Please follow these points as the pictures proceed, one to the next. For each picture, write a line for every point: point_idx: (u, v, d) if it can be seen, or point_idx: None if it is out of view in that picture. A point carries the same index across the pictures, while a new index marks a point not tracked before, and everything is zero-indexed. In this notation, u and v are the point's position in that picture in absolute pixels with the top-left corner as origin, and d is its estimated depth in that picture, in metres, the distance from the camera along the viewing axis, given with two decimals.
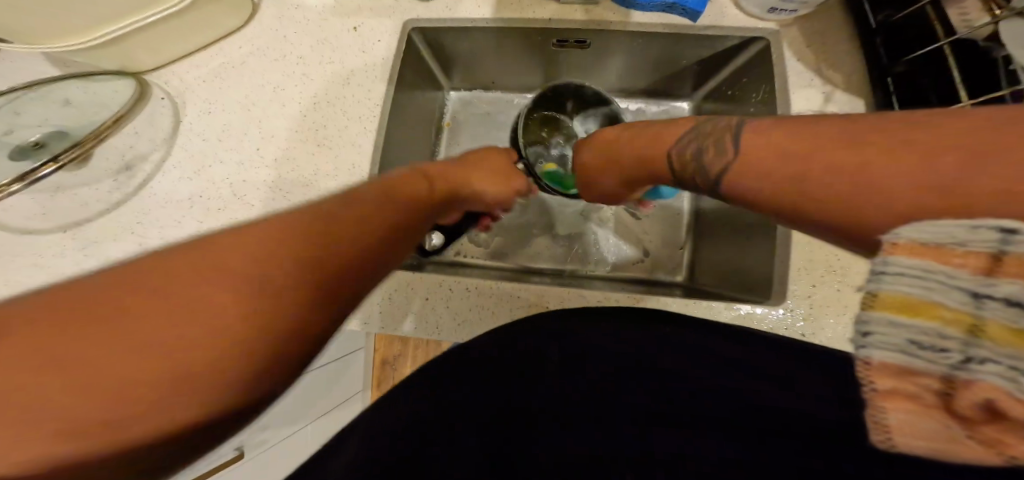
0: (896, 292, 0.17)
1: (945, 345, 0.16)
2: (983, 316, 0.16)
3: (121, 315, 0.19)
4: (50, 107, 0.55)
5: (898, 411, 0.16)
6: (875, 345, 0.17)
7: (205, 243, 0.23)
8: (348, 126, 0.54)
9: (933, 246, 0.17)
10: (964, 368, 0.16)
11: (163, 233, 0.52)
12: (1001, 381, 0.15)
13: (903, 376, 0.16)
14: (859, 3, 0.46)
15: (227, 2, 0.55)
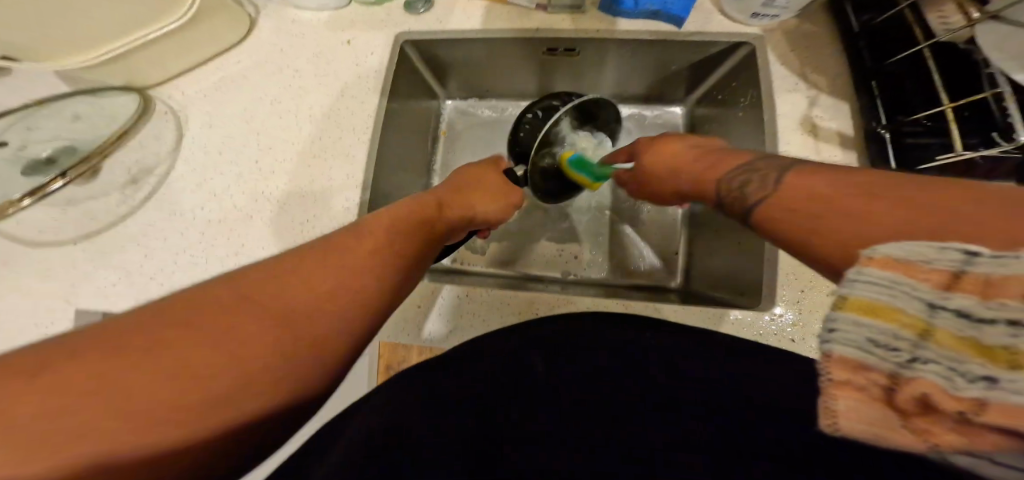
0: (864, 296, 0.17)
1: (896, 344, 0.16)
2: (936, 323, 0.15)
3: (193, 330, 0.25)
4: (60, 122, 0.58)
5: (845, 399, 0.16)
6: (836, 340, 0.17)
7: (249, 280, 0.30)
8: (342, 137, 0.56)
9: (903, 261, 0.17)
10: (908, 367, 0.15)
11: (168, 244, 0.53)
12: (938, 378, 0.15)
13: (857, 369, 0.16)
14: (843, 6, 0.47)
15: (224, 18, 0.57)
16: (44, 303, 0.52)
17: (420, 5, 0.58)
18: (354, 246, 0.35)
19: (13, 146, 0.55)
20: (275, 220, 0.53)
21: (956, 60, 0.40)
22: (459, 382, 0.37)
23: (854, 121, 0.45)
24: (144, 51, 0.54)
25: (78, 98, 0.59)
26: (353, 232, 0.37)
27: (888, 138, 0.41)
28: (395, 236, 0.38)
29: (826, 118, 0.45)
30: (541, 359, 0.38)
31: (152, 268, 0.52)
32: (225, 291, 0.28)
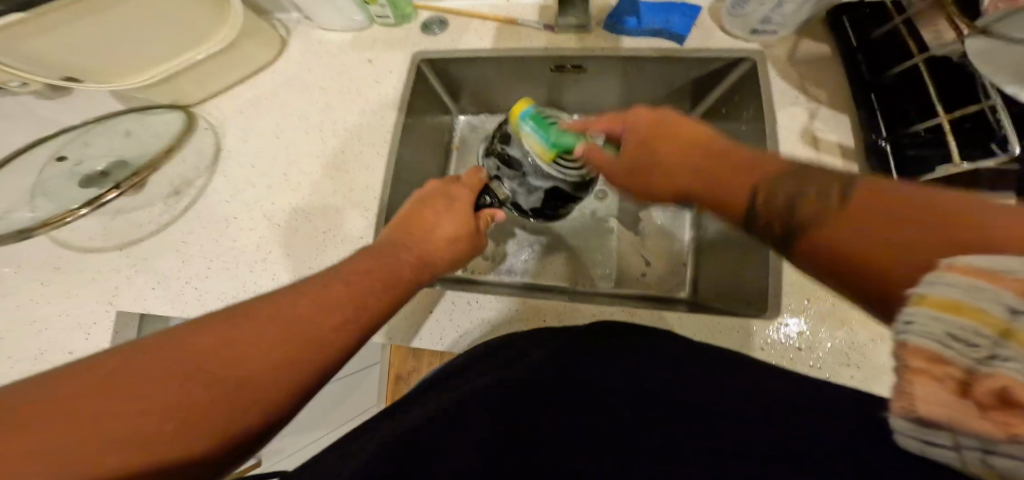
0: (943, 295, 0.17)
1: (975, 341, 0.16)
2: (1023, 322, 0.15)
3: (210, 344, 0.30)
4: (113, 138, 0.64)
5: (921, 385, 0.17)
6: (913, 331, 0.17)
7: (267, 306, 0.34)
8: (362, 150, 0.60)
9: (987, 270, 0.17)
10: (986, 364, 0.16)
11: (204, 250, 0.58)
12: (1016, 375, 0.15)
13: (933, 360, 0.17)
14: (841, 23, 0.48)
15: (260, 40, 0.63)
16: (93, 304, 0.58)
17: (436, 26, 0.63)
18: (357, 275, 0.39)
19: (71, 161, 0.62)
20: (300, 229, 0.57)
21: (949, 71, 0.41)
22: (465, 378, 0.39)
23: (853, 133, 0.46)
24: (184, 75, 0.60)
25: (130, 116, 0.65)
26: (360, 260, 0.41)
27: (890, 150, 0.42)
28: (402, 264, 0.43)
29: (826, 129, 0.46)
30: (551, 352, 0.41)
31: (189, 273, 0.57)
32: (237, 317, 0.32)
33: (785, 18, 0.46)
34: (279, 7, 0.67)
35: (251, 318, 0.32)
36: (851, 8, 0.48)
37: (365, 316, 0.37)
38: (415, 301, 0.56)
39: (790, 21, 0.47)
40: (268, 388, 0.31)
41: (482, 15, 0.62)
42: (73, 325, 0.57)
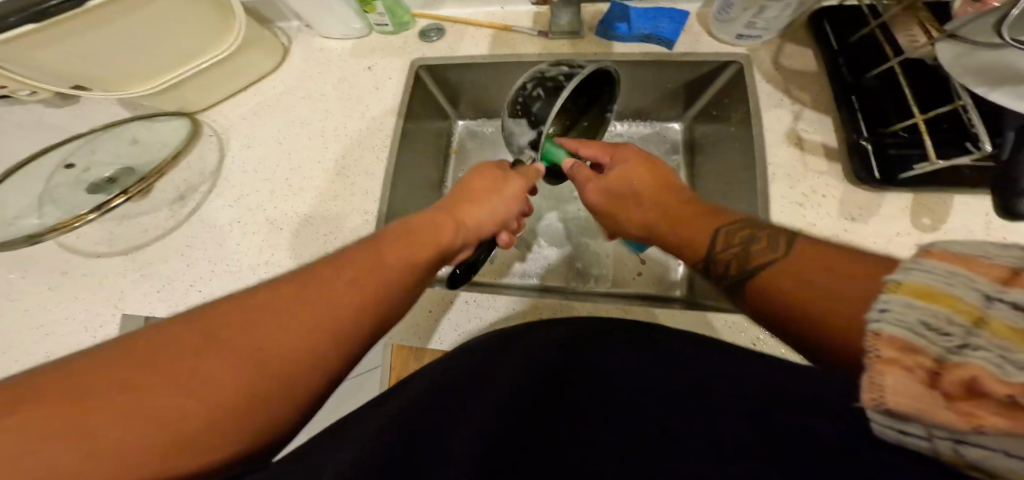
0: (919, 282, 0.21)
1: (949, 330, 0.19)
2: (990, 312, 0.19)
3: (200, 346, 0.30)
4: (120, 145, 0.66)
5: (892, 375, 0.19)
6: (889, 319, 0.20)
7: (258, 309, 0.33)
8: (362, 155, 0.61)
9: (962, 257, 0.21)
10: (959, 352, 0.19)
11: (208, 254, 0.60)
12: (989, 364, 0.18)
13: (904, 349, 0.19)
14: (823, 26, 0.50)
15: (262, 48, 0.65)
16: (99, 308, 0.59)
17: (433, 34, 0.64)
18: (352, 275, 0.38)
19: (79, 168, 0.64)
20: (302, 231, 0.59)
21: (924, 74, 0.43)
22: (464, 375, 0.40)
23: (836, 133, 0.47)
24: (188, 84, 0.62)
25: (136, 123, 0.67)
26: (359, 258, 0.40)
27: (871, 149, 0.43)
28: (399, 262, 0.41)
29: (810, 130, 0.48)
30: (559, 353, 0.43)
31: (193, 276, 0.59)
32: (230, 319, 0.32)
33: (768, 23, 0.48)
34: (280, 16, 0.69)
35: (244, 320, 0.32)
36: (832, 12, 0.50)
37: (357, 322, 0.36)
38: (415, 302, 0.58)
39: (774, 26, 0.48)
40: (252, 396, 0.30)
41: (477, 22, 0.63)
42: (79, 329, 0.58)
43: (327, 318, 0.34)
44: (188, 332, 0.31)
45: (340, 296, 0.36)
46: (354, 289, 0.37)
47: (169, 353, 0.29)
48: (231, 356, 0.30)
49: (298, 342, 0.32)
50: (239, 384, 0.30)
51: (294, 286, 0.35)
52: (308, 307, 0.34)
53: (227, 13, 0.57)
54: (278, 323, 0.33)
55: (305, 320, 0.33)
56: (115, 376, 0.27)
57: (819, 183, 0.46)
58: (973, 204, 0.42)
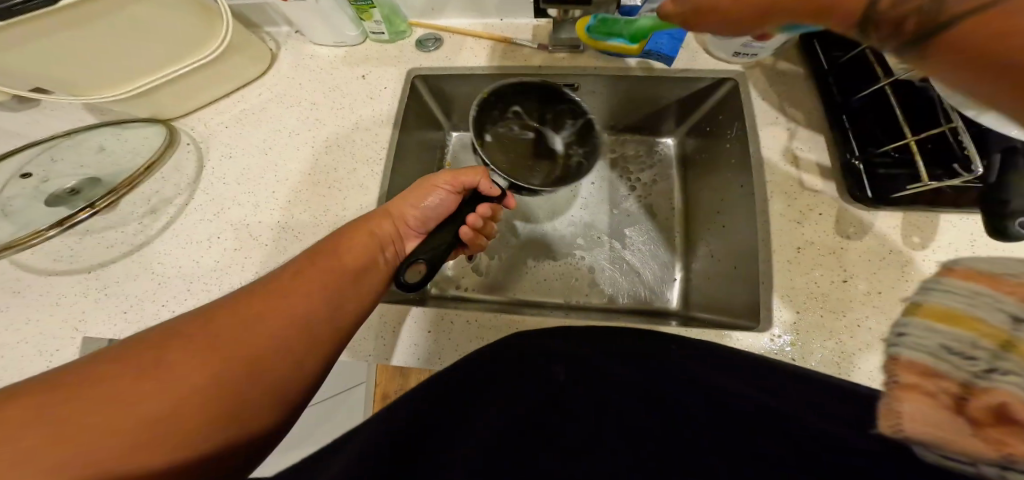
0: (940, 304, 0.24)
1: (974, 354, 0.22)
2: (1015, 337, 0.22)
3: (180, 349, 0.33)
4: (85, 153, 0.61)
5: (912, 403, 0.22)
6: (909, 346, 0.24)
7: (233, 315, 0.37)
8: (355, 167, 0.59)
9: (988, 275, 0.23)
10: (986, 377, 0.21)
11: (182, 272, 0.56)
12: (1013, 388, 0.21)
13: (927, 375, 0.23)
14: (812, 45, 0.53)
15: (249, 54, 0.62)
16: (54, 332, 0.54)
17: (430, 43, 0.64)
18: (322, 281, 0.42)
19: (37, 177, 0.59)
20: (290, 246, 0.55)
21: (913, 93, 0.46)
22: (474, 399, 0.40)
23: (829, 152, 0.49)
24: (168, 88, 0.58)
25: (104, 129, 0.62)
26: (326, 267, 0.43)
27: (863, 168, 0.46)
28: (360, 271, 0.45)
29: (804, 149, 0.50)
30: (563, 369, 0.42)
31: (165, 295, 0.54)
32: (205, 324, 0.35)
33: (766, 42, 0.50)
34: (268, 20, 0.66)
35: (220, 324, 0.36)
36: (822, 33, 0.53)
37: (326, 327, 0.40)
38: (413, 323, 0.56)
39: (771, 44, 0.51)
40: (230, 396, 0.33)
41: (476, 33, 0.63)
42: (31, 355, 0.52)
43: (297, 324, 0.39)
44: (171, 336, 0.34)
45: (310, 303, 0.40)
46: (322, 296, 0.41)
47: (152, 356, 0.32)
48: (210, 359, 0.34)
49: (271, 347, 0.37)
50: (218, 385, 0.33)
51: (264, 293, 0.39)
52: (280, 316, 0.38)
53: (217, 16, 0.54)
54: (252, 329, 0.36)
55: (277, 327, 0.37)
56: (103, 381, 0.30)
57: (817, 202, 0.48)
58: (957, 222, 0.45)
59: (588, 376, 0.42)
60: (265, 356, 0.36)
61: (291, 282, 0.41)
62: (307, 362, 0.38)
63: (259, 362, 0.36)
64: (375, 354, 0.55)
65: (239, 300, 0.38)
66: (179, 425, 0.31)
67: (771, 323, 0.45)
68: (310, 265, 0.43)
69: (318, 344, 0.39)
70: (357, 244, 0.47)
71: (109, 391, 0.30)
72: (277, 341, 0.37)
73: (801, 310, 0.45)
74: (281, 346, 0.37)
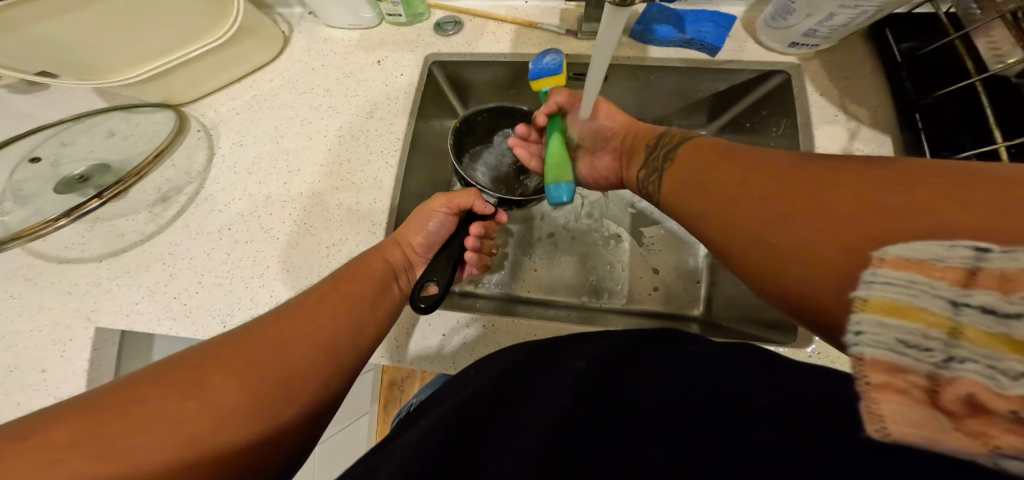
0: (883, 297, 0.17)
1: (928, 345, 0.15)
2: (962, 322, 0.15)
3: (218, 361, 0.32)
4: (96, 138, 0.59)
5: (889, 402, 0.15)
6: (866, 342, 0.16)
7: (269, 329, 0.36)
8: (369, 160, 0.56)
9: (917, 261, 0.17)
10: (946, 367, 0.15)
11: (193, 264, 0.53)
12: (980, 378, 0.15)
13: (894, 371, 0.16)
14: (883, 34, 0.47)
15: (260, 40, 0.59)
16: (66, 321, 0.53)
17: (450, 27, 0.59)
18: (354, 287, 0.42)
19: (47, 162, 0.57)
20: (300, 243, 0.53)
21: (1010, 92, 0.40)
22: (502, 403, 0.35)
23: (895, 156, 0.44)
24: (169, 76, 0.55)
25: (115, 113, 0.60)
26: (353, 273, 0.43)
27: None
28: (381, 275, 0.45)
29: (866, 151, 0.45)
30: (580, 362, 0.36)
31: (177, 288, 0.53)
32: (243, 338, 0.35)
33: (829, 32, 0.45)
34: (281, 1, 0.63)
35: (254, 334, 0.35)
36: (894, 21, 0.47)
37: (359, 329, 0.40)
38: (422, 323, 0.52)
39: (835, 35, 0.45)
40: (278, 400, 0.33)
41: (499, 17, 0.59)
42: (44, 344, 0.52)
43: (334, 326, 0.38)
44: (205, 353, 0.33)
45: (341, 305, 0.40)
46: (353, 298, 0.41)
47: (188, 370, 0.31)
48: (254, 367, 0.33)
49: (313, 349, 0.36)
50: (266, 389, 0.32)
51: (297, 306, 0.39)
52: (314, 320, 0.38)
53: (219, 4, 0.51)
54: (291, 338, 0.36)
55: (314, 331, 0.37)
56: (138, 400, 0.29)
57: None
58: None
59: (608, 368, 0.35)
60: (311, 358, 0.35)
61: (321, 290, 0.41)
62: (347, 363, 0.38)
63: (304, 364, 0.35)
64: (384, 354, 0.52)
65: (273, 313, 0.38)
66: (231, 432, 0.30)
67: None
68: (328, 290, 0.41)
69: (329, 376, 0.36)
70: (374, 251, 0.47)
71: (148, 409, 0.28)
72: (318, 345, 0.36)
73: None
74: (321, 348, 0.37)
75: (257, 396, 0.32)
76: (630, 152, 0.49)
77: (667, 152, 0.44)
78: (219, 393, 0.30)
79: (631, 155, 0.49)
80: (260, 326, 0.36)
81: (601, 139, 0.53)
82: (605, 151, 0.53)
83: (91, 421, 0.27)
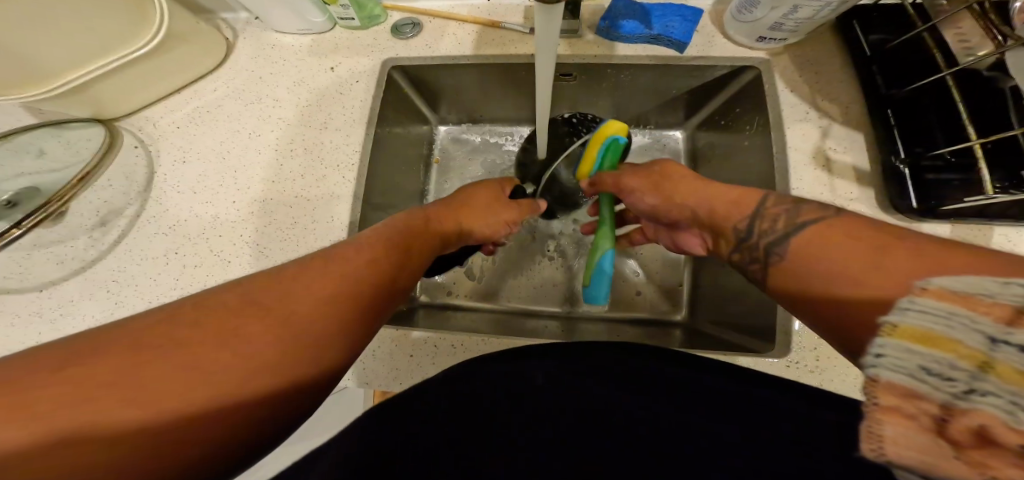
0: (916, 325, 0.16)
1: (952, 374, 0.15)
2: (996, 357, 0.15)
3: (212, 316, 0.26)
4: (23, 158, 0.54)
5: (892, 425, 0.14)
6: (886, 364, 0.16)
7: (276, 287, 0.30)
8: (325, 174, 0.52)
9: (961, 294, 0.17)
10: (965, 398, 0.15)
11: (138, 290, 0.49)
12: (997, 411, 0.14)
13: (907, 396, 0.15)
14: (851, 28, 0.46)
15: (197, 46, 0.55)
16: None
17: (408, 30, 0.56)
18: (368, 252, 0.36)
19: None
20: (254, 265, 0.49)
21: (978, 86, 0.40)
22: (506, 399, 0.33)
23: (867, 153, 0.43)
24: (92, 90, 0.51)
25: (43, 131, 0.55)
26: (370, 238, 0.37)
27: (907, 172, 0.40)
28: (400, 242, 0.38)
29: (839, 149, 0.44)
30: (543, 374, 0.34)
31: (123, 315, 0.48)
32: (245, 294, 0.29)
33: (797, 24, 0.44)
34: (223, 5, 0.59)
35: (259, 289, 0.29)
36: (862, 14, 0.47)
37: (375, 294, 0.34)
38: (390, 344, 0.49)
39: (802, 28, 0.44)
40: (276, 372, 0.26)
41: (460, 17, 0.56)
42: None
43: (348, 288, 0.32)
44: (198, 307, 0.27)
45: (356, 266, 0.34)
46: (369, 261, 0.35)
47: (176, 324, 0.25)
48: (248, 328, 0.27)
49: (324, 312, 0.30)
50: (265, 359, 0.26)
51: (306, 263, 0.33)
52: (324, 279, 0.32)
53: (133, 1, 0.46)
54: (298, 298, 0.29)
55: (321, 291, 0.31)
56: (105, 356, 0.23)
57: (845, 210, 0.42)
58: (1015, 237, 0.39)
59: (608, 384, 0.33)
60: (320, 323, 0.29)
61: (336, 250, 0.35)
62: (361, 333, 0.32)
63: (311, 328, 0.29)
64: (352, 378, 0.48)
65: (282, 268, 0.32)
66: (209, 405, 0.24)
67: (786, 350, 0.43)
68: (345, 250, 0.35)
69: (339, 345, 0.30)
70: (390, 222, 0.41)
71: (115, 367, 0.22)
72: (330, 306, 0.30)
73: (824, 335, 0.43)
74: (333, 310, 0.30)
75: (250, 364, 0.25)
76: (716, 228, 0.40)
77: (770, 243, 0.35)
78: (199, 359, 0.24)
79: (720, 235, 0.40)
80: (267, 282, 0.30)
81: (673, 214, 0.44)
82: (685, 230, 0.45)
83: (47, 374, 0.21)
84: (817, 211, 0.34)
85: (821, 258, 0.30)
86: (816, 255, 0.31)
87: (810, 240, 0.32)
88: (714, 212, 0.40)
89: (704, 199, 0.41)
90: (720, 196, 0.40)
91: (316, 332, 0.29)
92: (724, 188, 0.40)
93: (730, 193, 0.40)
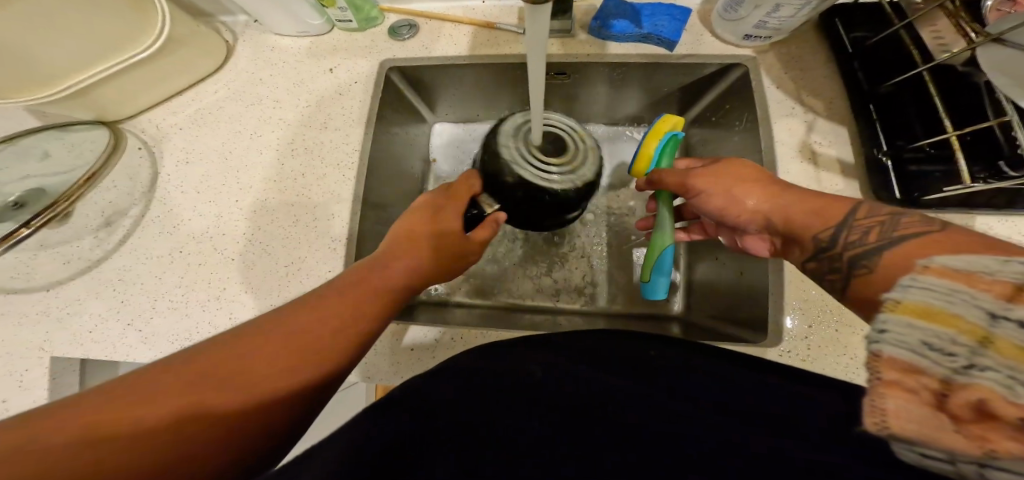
0: (918, 301, 0.17)
1: (952, 349, 0.16)
2: (996, 332, 0.15)
3: (194, 366, 0.29)
4: (27, 161, 0.55)
5: (894, 399, 0.15)
6: (888, 340, 0.17)
7: (258, 331, 0.32)
8: (325, 173, 0.54)
9: (964, 273, 0.17)
10: (964, 372, 0.15)
11: (144, 289, 0.50)
12: (995, 385, 0.15)
13: (907, 371, 0.16)
14: (834, 26, 0.48)
15: (196, 49, 0.56)
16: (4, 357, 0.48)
17: (405, 31, 0.58)
18: (349, 288, 0.37)
19: None
20: (257, 264, 0.50)
21: (953, 80, 0.42)
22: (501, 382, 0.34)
23: (852, 146, 0.44)
24: (93, 93, 0.52)
25: (46, 133, 0.56)
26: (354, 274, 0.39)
27: (889, 164, 0.41)
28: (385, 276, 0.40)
29: (824, 143, 0.45)
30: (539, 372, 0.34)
31: (130, 313, 0.49)
32: (229, 341, 0.31)
33: (780, 23, 0.45)
34: (222, 9, 0.60)
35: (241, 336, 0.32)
36: (843, 12, 0.48)
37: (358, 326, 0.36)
38: (391, 337, 0.50)
39: (786, 26, 0.46)
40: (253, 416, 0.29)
41: (456, 18, 0.58)
42: None
43: (330, 325, 0.34)
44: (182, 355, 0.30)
45: (338, 302, 0.36)
46: (352, 295, 0.37)
47: (160, 375, 0.28)
48: (229, 375, 0.29)
49: (304, 354, 0.32)
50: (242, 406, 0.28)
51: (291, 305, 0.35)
52: (305, 318, 0.34)
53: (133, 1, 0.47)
54: (278, 342, 0.32)
55: (301, 333, 0.33)
56: (92, 408, 0.25)
57: None
58: (998, 225, 0.40)
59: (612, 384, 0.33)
60: (297, 366, 0.31)
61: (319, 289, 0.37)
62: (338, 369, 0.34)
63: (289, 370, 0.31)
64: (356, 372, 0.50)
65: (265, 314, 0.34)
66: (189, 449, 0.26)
67: (778, 339, 0.44)
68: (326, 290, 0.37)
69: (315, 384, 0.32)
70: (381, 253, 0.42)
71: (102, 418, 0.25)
72: (309, 347, 0.32)
73: (813, 324, 0.44)
74: (311, 351, 0.32)
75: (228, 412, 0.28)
76: (790, 235, 0.36)
77: (855, 251, 0.30)
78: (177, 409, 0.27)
79: (794, 243, 0.35)
80: (250, 328, 0.32)
81: (742, 218, 0.38)
82: (750, 234, 0.39)
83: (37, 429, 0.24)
84: (921, 224, 0.28)
85: (902, 258, 0.27)
86: (903, 254, 0.28)
87: (920, 238, 0.28)
88: (788, 218, 0.35)
89: (780, 204, 0.36)
90: (798, 202, 0.35)
91: (294, 374, 0.31)
92: (806, 194, 0.35)
93: (810, 199, 0.35)
